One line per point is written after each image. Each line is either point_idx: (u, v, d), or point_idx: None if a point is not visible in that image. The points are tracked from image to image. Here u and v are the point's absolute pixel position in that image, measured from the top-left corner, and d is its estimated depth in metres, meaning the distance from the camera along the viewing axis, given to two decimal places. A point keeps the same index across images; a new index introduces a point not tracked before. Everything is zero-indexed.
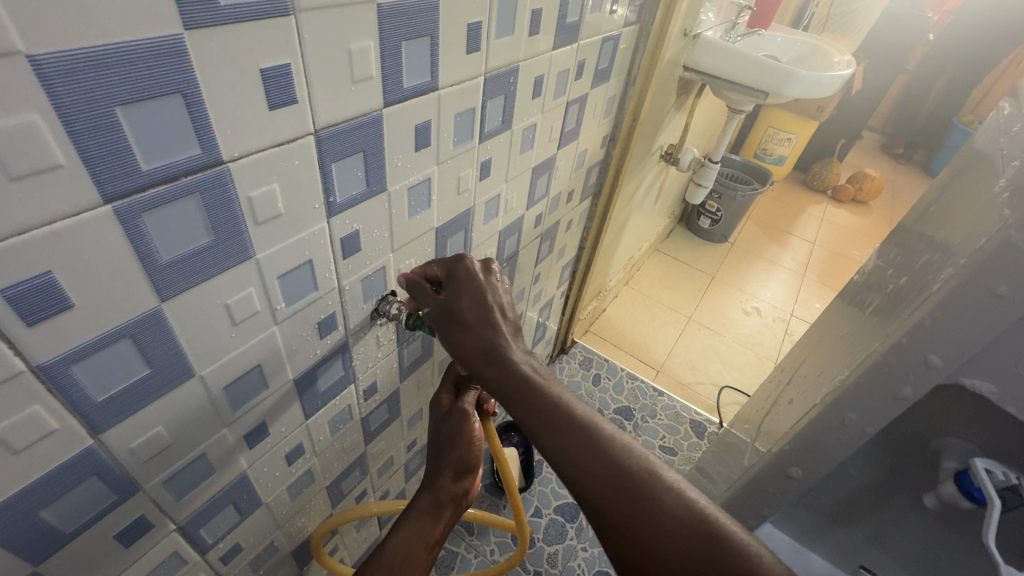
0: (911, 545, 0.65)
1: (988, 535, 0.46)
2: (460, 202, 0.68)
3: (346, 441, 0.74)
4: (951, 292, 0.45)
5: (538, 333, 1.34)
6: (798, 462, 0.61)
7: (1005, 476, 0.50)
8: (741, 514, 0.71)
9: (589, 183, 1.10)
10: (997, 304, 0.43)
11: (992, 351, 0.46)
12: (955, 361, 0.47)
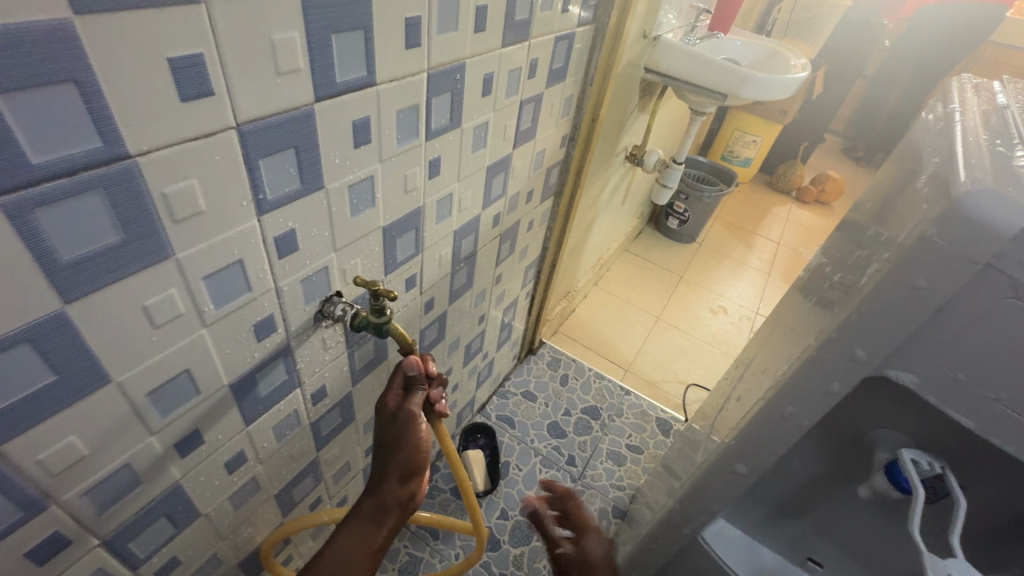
0: (854, 536, 0.67)
1: (913, 525, 0.47)
2: (408, 201, 0.67)
3: (295, 447, 0.72)
4: (877, 287, 0.46)
5: (503, 334, 1.33)
6: (744, 457, 0.62)
7: (930, 467, 0.52)
8: (694, 510, 0.71)
9: (550, 183, 1.10)
10: (920, 298, 0.44)
11: (918, 345, 0.47)
12: (884, 355, 0.48)
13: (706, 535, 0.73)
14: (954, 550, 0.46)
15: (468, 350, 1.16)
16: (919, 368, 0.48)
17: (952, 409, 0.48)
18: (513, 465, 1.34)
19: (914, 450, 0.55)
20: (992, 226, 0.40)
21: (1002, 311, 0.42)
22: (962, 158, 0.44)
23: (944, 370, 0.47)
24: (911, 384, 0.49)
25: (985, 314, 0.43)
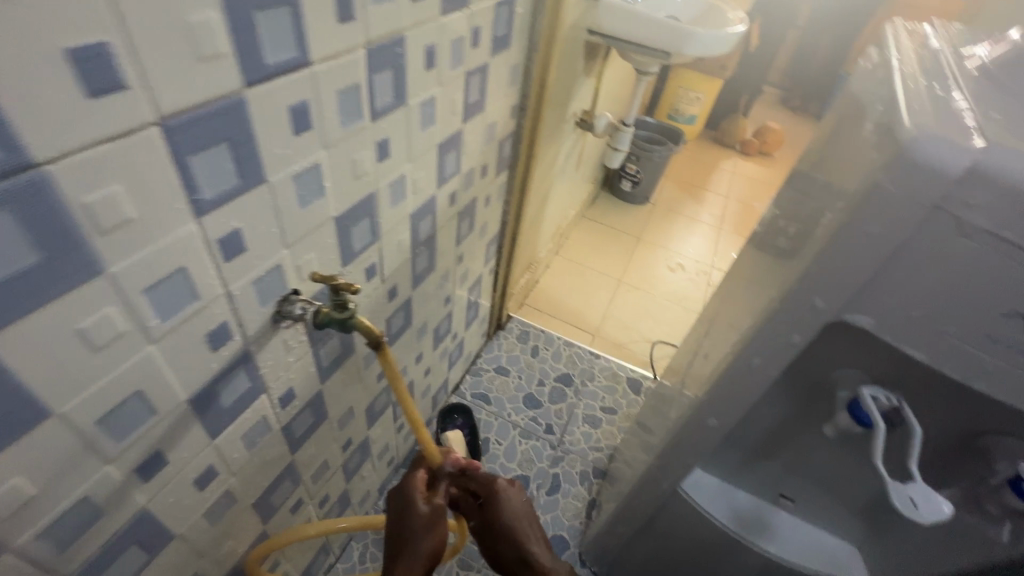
0: (817, 469, 0.71)
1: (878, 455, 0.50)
2: (359, 188, 0.64)
3: (269, 453, 0.69)
4: (832, 235, 0.48)
5: (470, 313, 1.32)
6: (716, 410, 0.64)
7: (887, 400, 0.57)
8: (673, 465, 0.74)
9: (503, 155, 1.08)
10: (871, 243, 0.46)
11: (872, 288, 0.49)
12: (839, 300, 0.50)
13: (685, 485, 0.76)
14: (914, 476, 0.51)
15: (437, 334, 1.14)
16: (873, 309, 0.50)
17: (905, 345, 0.51)
18: (493, 440, 1.36)
19: (871, 387, 0.59)
20: (937, 169, 0.41)
21: (946, 248, 0.44)
22: (904, 104, 0.45)
23: (898, 310, 0.49)
24: (867, 326, 0.51)
25: (930, 254, 0.45)
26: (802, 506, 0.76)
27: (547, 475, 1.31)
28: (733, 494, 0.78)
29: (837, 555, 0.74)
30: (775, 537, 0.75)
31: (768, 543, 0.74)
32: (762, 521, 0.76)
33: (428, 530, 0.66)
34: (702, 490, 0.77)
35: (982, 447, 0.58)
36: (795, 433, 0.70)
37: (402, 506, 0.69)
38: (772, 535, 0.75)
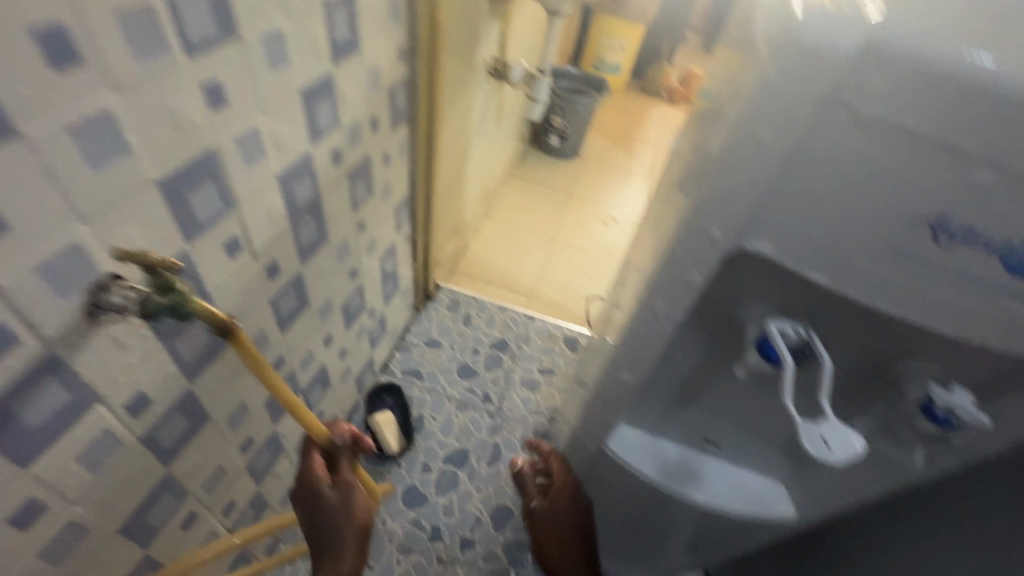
0: (739, 411, 0.69)
1: (788, 400, 0.47)
2: (190, 145, 0.52)
3: (129, 471, 0.59)
4: (728, 154, 0.43)
5: (388, 286, 1.22)
6: (629, 361, 0.60)
7: (796, 334, 0.53)
8: (595, 423, 0.70)
9: (399, 107, 0.96)
10: (763, 155, 0.42)
11: (769, 207, 0.45)
12: (737, 229, 0.46)
13: (612, 445, 0.72)
14: (826, 415, 0.48)
15: (348, 312, 1.04)
16: (773, 233, 0.46)
17: (807, 269, 0.47)
18: (427, 417, 1.29)
19: (778, 320, 0.55)
20: (829, 51, 0.37)
21: (839, 150, 0.40)
22: None
23: (798, 231, 0.45)
24: (767, 253, 0.47)
25: (823, 160, 0.41)
26: (728, 449, 0.75)
27: (488, 445, 1.26)
28: (659, 448, 0.74)
29: (765, 496, 0.72)
30: (704, 485, 0.72)
31: (700, 495, 0.71)
32: (691, 472, 0.73)
33: (343, 512, 0.62)
34: (629, 447, 0.72)
35: (895, 375, 0.57)
36: (718, 381, 0.66)
37: (309, 500, 0.63)
38: (702, 483, 0.72)
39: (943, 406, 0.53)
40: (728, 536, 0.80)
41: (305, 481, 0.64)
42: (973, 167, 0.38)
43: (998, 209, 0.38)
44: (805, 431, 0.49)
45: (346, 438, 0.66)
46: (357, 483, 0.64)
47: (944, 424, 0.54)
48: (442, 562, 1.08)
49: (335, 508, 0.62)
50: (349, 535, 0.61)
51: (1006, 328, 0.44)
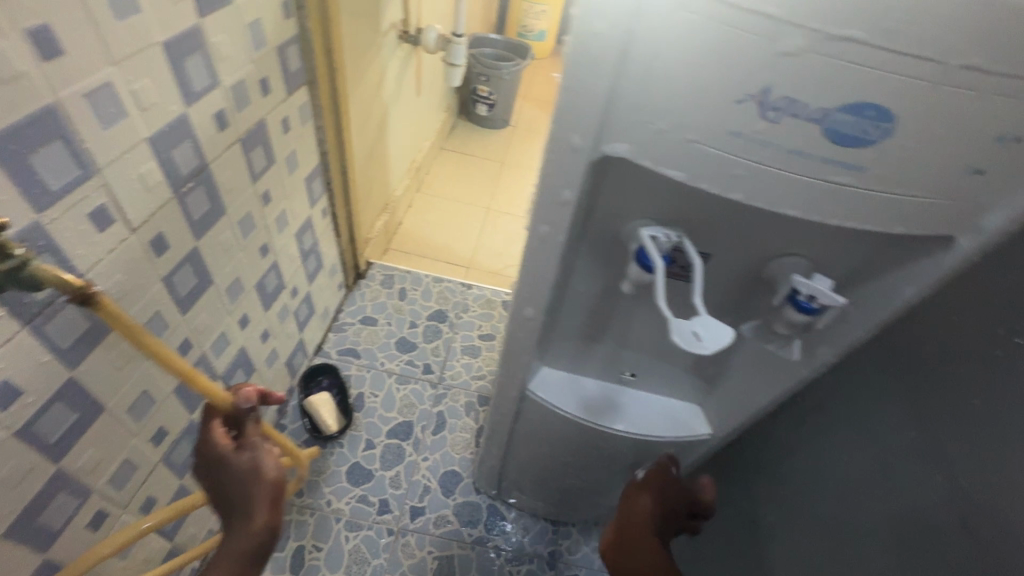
0: (650, 342, 0.71)
1: (659, 298, 0.50)
2: (18, 98, 0.47)
3: (6, 467, 0.55)
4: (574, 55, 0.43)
5: (310, 264, 1.17)
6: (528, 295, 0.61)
7: (667, 239, 0.54)
8: (511, 364, 0.72)
9: (292, 68, 0.90)
10: (603, 47, 0.42)
11: (619, 109, 0.45)
12: (593, 134, 0.47)
13: (535, 391, 0.76)
14: (698, 309, 0.51)
15: (264, 292, 0.99)
16: (624, 131, 0.46)
17: (661, 165, 0.47)
18: (367, 394, 1.26)
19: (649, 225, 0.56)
20: None
21: (669, 31, 0.40)
22: None
23: (646, 124, 0.45)
24: (626, 153, 0.47)
25: (658, 44, 0.40)
26: (645, 380, 0.77)
27: (431, 415, 1.25)
28: (581, 385, 0.78)
29: (681, 419, 0.78)
30: (625, 415, 0.77)
31: (620, 423, 0.76)
32: (612, 405, 0.77)
33: (252, 472, 0.59)
34: (550, 389, 0.76)
35: (769, 275, 0.58)
36: (613, 299, 0.66)
37: (216, 469, 0.61)
38: (622, 413, 0.77)
39: (804, 293, 0.54)
40: (658, 462, 0.84)
41: (207, 451, 0.61)
42: (786, 32, 0.37)
43: (808, 73, 0.38)
44: (675, 324, 0.51)
45: (252, 401, 0.64)
46: (264, 443, 0.62)
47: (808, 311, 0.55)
48: (391, 534, 1.08)
49: (243, 469, 0.60)
50: (260, 491, 0.58)
51: (845, 200, 0.45)
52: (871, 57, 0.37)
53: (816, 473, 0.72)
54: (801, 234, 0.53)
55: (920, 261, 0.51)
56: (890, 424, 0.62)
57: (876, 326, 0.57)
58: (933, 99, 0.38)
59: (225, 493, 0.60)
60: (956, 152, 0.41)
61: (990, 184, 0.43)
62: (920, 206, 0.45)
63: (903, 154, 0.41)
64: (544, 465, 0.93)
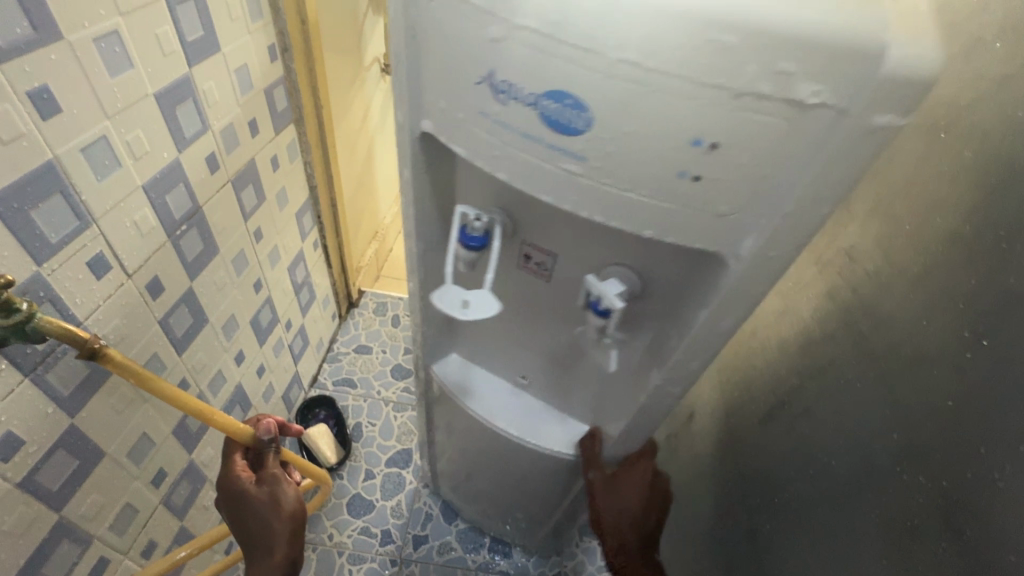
0: None
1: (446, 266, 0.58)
2: (17, 155, 0.48)
3: (10, 518, 0.55)
4: None
5: (303, 297, 1.18)
6: None
7: (479, 219, 0.60)
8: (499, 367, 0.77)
9: (279, 107, 0.93)
10: None
11: (421, 87, 0.51)
12: (408, 113, 0.54)
13: (435, 369, 0.84)
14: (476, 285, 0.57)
15: (259, 327, 1.00)
16: (429, 111, 0.52)
17: (455, 141, 0.52)
18: (365, 424, 1.26)
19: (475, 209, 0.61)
20: None
21: (430, 19, 0.45)
22: None
23: (435, 107, 0.51)
24: (432, 130, 0.54)
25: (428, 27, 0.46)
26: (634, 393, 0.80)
27: None
28: (479, 381, 0.85)
29: (559, 432, 0.81)
30: (495, 417, 0.82)
31: (500, 421, 0.81)
32: (500, 404, 0.83)
33: (272, 505, 0.60)
34: (448, 374, 0.84)
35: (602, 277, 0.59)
36: (506, 285, 0.71)
37: (237, 502, 0.62)
38: (494, 415, 0.82)
39: (596, 293, 0.57)
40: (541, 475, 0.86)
41: (228, 484, 0.62)
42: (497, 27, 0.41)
43: (516, 62, 0.42)
44: (442, 292, 0.57)
45: (272, 433, 0.65)
46: (285, 475, 0.63)
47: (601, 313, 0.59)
48: (395, 564, 1.07)
49: (263, 502, 0.61)
50: (281, 525, 0.60)
51: (581, 191, 0.46)
52: (555, 47, 0.39)
53: (806, 474, 0.73)
54: (631, 238, 0.55)
55: (709, 281, 0.52)
56: (876, 425, 0.63)
57: (686, 352, 0.57)
58: (621, 96, 0.39)
59: (245, 526, 0.61)
60: (652, 147, 0.41)
61: (708, 191, 0.43)
62: (648, 208, 0.45)
63: (610, 151, 0.43)
64: (540, 497, 0.91)
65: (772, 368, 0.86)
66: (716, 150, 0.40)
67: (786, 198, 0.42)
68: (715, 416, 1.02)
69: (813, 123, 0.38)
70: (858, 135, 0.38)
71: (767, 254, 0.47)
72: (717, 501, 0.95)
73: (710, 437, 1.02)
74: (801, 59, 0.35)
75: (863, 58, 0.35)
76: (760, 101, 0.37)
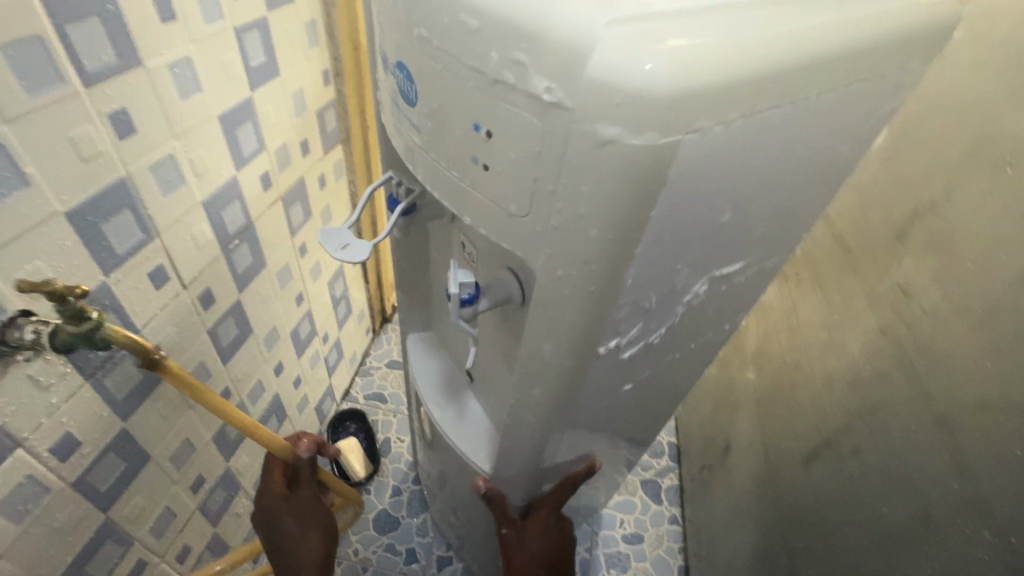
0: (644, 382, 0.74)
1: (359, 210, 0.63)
2: (94, 172, 0.51)
3: (61, 517, 0.57)
4: None
5: (340, 311, 1.21)
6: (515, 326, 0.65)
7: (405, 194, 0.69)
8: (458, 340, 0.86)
9: (329, 129, 0.96)
10: None
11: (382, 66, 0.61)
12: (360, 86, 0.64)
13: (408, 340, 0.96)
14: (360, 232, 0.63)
15: (298, 338, 1.03)
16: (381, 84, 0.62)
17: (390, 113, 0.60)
18: (393, 439, 1.27)
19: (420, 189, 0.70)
20: None
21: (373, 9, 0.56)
22: None
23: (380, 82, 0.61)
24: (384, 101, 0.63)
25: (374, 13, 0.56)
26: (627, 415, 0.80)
27: None
28: (439, 368, 0.93)
29: (465, 434, 0.85)
30: (427, 397, 0.90)
31: (429, 403, 0.89)
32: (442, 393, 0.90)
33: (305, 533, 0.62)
34: (419, 351, 0.95)
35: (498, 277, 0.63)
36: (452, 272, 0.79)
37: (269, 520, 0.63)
38: (428, 396, 0.90)
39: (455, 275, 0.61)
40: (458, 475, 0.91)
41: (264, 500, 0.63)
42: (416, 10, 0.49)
43: (396, 41, 0.50)
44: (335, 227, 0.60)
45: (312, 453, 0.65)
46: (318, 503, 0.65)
47: (472, 301, 0.61)
48: None
49: (295, 524, 0.63)
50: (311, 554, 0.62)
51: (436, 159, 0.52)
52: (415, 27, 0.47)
53: (857, 518, 0.69)
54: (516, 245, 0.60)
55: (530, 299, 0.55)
56: (937, 473, 0.59)
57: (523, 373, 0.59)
58: (439, 86, 0.47)
59: (276, 545, 0.63)
60: (464, 124, 0.46)
61: (498, 181, 0.47)
62: (466, 195, 0.51)
63: (444, 124, 0.48)
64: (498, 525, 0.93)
65: (817, 405, 0.82)
66: (495, 140, 0.44)
67: (552, 208, 0.44)
68: (755, 451, 0.98)
69: (553, 122, 0.40)
70: (588, 146, 0.39)
71: (557, 272, 0.47)
72: (756, 540, 0.91)
73: (749, 473, 0.98)
74: (528, 56, 0.39)
75: (584, 61, 0.37)
76: (512, 94, 0.41)
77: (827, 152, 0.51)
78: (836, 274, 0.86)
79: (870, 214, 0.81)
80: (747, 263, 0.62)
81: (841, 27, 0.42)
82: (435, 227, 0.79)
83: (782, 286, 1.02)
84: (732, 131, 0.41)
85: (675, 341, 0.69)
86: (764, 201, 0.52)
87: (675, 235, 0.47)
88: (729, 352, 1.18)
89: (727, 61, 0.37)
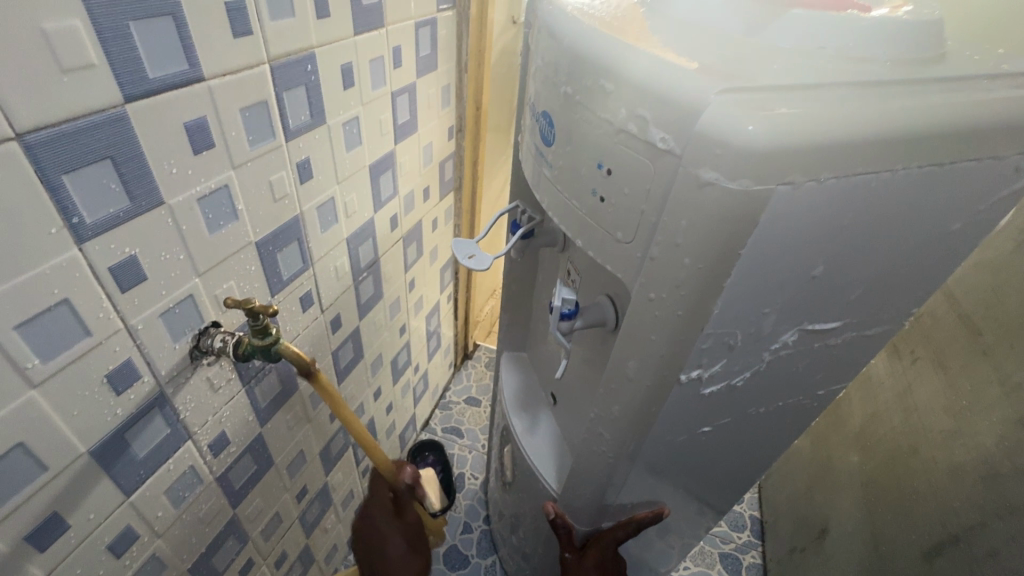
0: (737, 437, 0.73)
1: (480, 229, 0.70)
2: (280, 211, 0.61)
3: (205, 508, 0.64)
4: None
5: (431, 344, 1.28)
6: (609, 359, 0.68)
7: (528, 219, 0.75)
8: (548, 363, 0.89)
9: (446, 178, 1.06)
10: None
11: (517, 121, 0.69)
12: None
13: (502, 355, 1.00)
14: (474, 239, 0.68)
15: (396, 366, 1.09)
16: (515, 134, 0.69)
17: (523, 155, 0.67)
18: (468, 475, 1.29)
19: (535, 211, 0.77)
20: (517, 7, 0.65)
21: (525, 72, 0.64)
22: (798, 59, 0.45)
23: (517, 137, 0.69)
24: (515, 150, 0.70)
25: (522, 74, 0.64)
26: (712, 466, 0.78)
27: None
28: (518, 380, 0.97)
29: (540, 450, 0.86)
30: (510, 407, 0.92)
31: (513, 415, 0.91)
32: (525, 404, 0.92)
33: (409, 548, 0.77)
34: (513, 366, 0.99)
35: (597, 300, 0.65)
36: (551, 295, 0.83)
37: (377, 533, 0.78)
38: (512, 407, 0.92)
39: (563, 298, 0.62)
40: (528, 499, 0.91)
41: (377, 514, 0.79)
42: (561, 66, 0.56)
43: (540, 92, 0.57)
44: (460, 241, 0.68)
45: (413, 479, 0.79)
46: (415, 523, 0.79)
47: (569, 316, 0.63)
48: None
49: (405, 547, 0.77)
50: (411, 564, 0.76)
51: (553, 197, 0.58)
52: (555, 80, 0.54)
53: None
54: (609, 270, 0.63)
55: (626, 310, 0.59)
56: None
57: (614, 408, 0.61)
58: (570, 136, 0.52)
59: (385, 559, 0.76)
60: (584, 163, 0.51)
61: (613, 216, 0.50)
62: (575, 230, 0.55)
63: (565, 161, 0.54)
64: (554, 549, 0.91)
65: (941, 497, 0.76)
66: (612, 175, 0.48)
67: (650, 240, 0.47)
68: (859, 538, 0.91)
69: (665, 166, 0.43)
70: (690, 185, 0.42)
71: (649, 295, 0.49)
72: None
73: (851, 562, 0.90)
74: (651, 107, 0.43)
75: (694, 117, 0.41)
76: (631, 139, 0.45)
77: (943, 232, 0.51)
78: (962, 355, 0.81)
79: (1006, 295, 0.76)
80: (845, 325, 0.58)
81: (954, 108, 0.43)
82: (547, 254, 0.83)
83: (896, 362, 0.97)
84: (826, 188, 0.42)
85: (760, 396, 0.66)
86: (878, 266, 0.51)
87: (769, 285, 0.47)
88: (827, 427, 1.12)
89: (835, 126, 0.39)
